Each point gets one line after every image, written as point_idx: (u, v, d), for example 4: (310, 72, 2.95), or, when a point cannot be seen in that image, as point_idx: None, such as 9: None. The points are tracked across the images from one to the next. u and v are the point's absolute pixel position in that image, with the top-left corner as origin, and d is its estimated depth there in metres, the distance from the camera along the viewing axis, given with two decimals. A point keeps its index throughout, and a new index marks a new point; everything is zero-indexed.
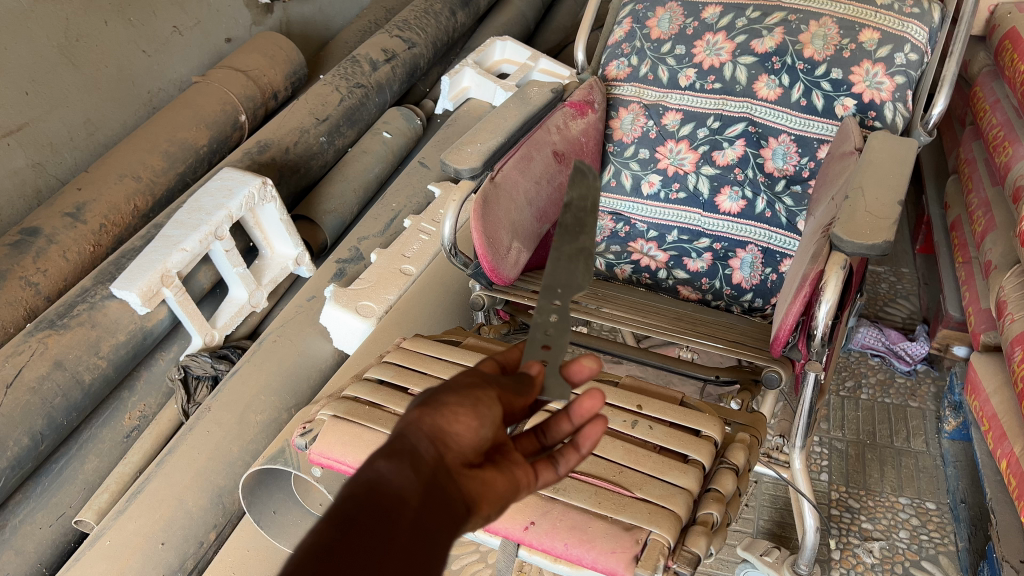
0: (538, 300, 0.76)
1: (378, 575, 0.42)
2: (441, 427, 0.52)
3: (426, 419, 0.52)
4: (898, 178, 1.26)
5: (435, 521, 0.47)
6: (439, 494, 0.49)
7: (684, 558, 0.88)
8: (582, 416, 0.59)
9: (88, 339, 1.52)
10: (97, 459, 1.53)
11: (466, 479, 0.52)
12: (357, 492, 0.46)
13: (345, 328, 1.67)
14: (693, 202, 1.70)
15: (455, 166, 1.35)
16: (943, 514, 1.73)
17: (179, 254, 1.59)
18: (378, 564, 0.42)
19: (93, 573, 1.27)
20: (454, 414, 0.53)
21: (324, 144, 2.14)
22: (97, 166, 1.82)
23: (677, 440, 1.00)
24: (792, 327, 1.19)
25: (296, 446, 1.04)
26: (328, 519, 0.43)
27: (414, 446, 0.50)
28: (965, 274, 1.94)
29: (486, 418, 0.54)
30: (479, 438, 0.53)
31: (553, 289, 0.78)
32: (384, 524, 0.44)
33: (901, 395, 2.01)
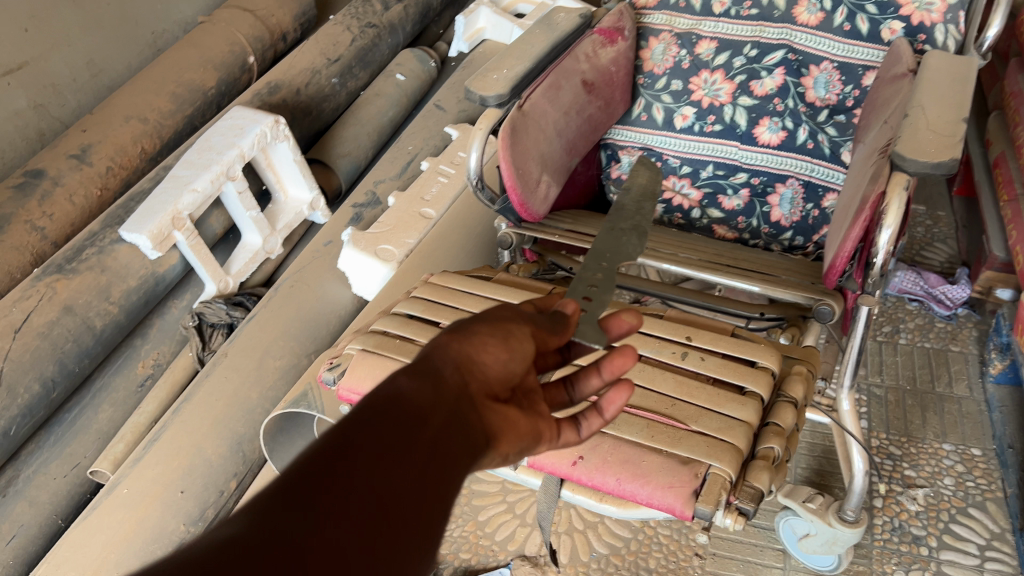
0: (584, 261, 0.74)
1: (386, 480, 0.42)
2: (469, 355, 0.54)
3: (456, 345, 0.54)
4: (961, 98, 1.15)
5: (459, 438, 0.49)
6: (461, 414, 0.50)
7: (746, 494, 0.81)
8: (611, 373, 0.60)
9: (98, 284, 1.45)
10: (112, 409, 1.48)
11: (489, 410, 0.53)
12: (378, 401, 0.47)
13: (365, 272, 1.60)
14: (729, 135, 1.60)
15: (480, 93, 1.26)
16: (989, 460, 1.66)
17: (189, 195, 1.51)
18: (388, 470, 0.43)
19: (110, 522, 1.22)
20: (483, 344, 0.55)
21: (336, 86, 2.05)
22: (102, 107, 1.74)
23: (732, 371, 0.92)
24: (849, 255, 1.11)
25: (323, 381, 0.98)
26: (337, 426, 0.44)
27: (438, 367, 0.52)
28: (1011, 213, 1.85)
29: (515, 353, 0.56)
30: (506, 371, 0.55)
31: (600, 255, 0.77)
32: (400, 435, 0.45)
33: (941, 340, 1.94)
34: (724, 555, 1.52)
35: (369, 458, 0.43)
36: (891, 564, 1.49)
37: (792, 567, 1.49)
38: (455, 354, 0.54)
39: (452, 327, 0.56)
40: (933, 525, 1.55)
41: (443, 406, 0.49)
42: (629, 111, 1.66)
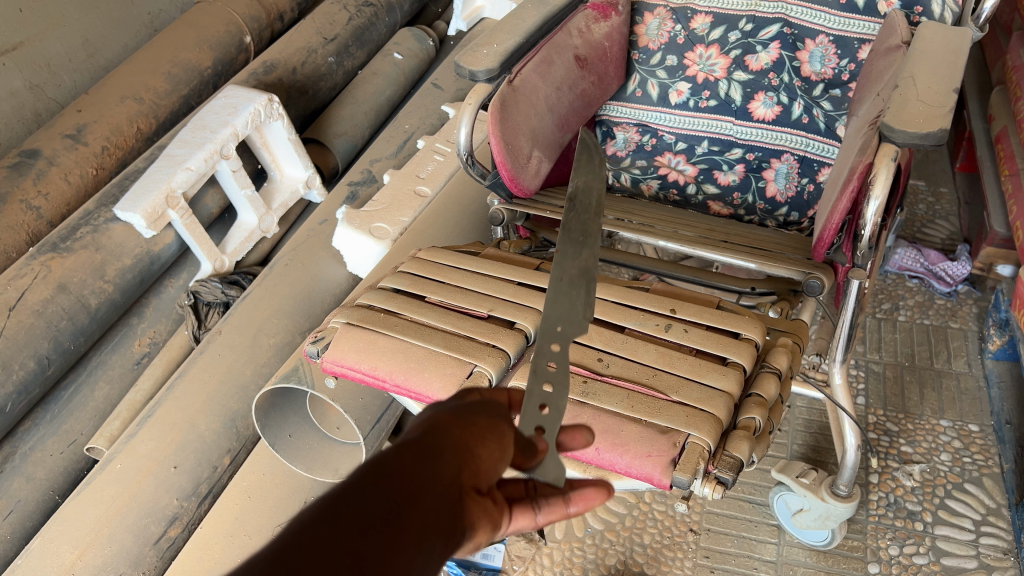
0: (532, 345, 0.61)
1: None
2: (467, 444, 0.45)
3: (450, 433, 0.46)
4: (954, 69, 1.14)
5: (447, 532, 0.40)
6: (452, 508, 0.42)
7: (726, 463, 0.81)
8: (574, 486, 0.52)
9: (92, 262, 1.46)
10: (108, 386, 1.49)
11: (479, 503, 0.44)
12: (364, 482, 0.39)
13: (359, 250, 1.60)
14: (724, 110, 1.58)
15: (470, 68, 1.25)
16: (987, 436, 1.66)
17: (183, 173, 1.52)
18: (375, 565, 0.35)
19: (104, 497, 1.23)
20: (481, 434, 0.46)
21: (333, 65, 2.05)
22: (98, 87, 1.74)
23: (715, 342, 0.92)
24: (837, 227, 1.11)
25: (307, 354, 0.98)
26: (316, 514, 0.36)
27: (433, 454, 0.43)
28: (1012, 188, 1.83)
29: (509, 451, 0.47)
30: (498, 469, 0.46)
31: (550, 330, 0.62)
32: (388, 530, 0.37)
33: (941, 317, 1.93)
34: (718, 530, 1.52)
35: (338, 556, 0.35)
36: (886, 539, 1.49)
37: (785, 542, 1.50)
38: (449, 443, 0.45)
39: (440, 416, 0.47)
40: (929, 501, 1.55)
41: (432, 495, 0.41)
42: (624, 87, 1.63)
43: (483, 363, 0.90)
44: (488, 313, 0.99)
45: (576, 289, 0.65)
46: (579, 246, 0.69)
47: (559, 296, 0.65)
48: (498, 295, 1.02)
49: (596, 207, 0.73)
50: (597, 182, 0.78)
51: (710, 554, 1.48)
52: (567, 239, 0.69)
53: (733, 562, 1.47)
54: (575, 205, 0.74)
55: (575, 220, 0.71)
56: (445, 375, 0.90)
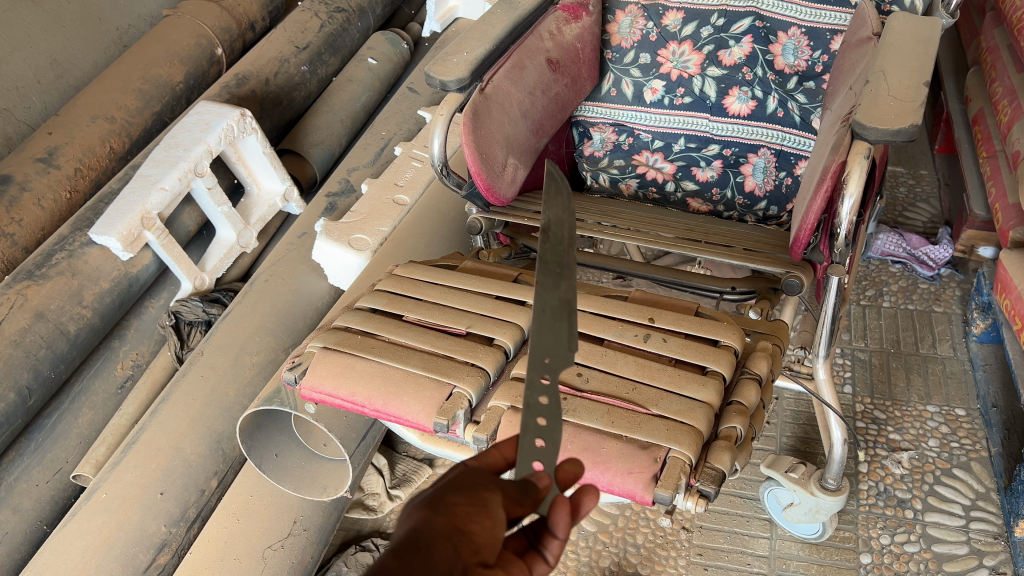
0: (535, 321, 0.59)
1: None
2: (454, 526, 0.42)
3: (439, 516, 0.43)
4: (924, 60, 1.13)
5: None
6: None
7: (708, 476, 0.81)
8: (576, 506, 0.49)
9: (69, 288, 1.45)
10: (93, 412, 1.48)
11: None
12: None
13: (338, 262, 1.59)
14: (699, 107, 1.57)
15: (441, 78, 1.22)
16: (974, 421, 1.66)
17: (158, 194, 1.50)
18: None
19: (91, 527, 1.23)
20: (469, 512, 0.43)
21: (306, 74, 2.03)
22: (68, 108, 1.72)
23: (694, 351, 0.92)
24: (813, 226, 1.11)
25: (285, 381, 0.97)
26: None
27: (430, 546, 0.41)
28: (990, 169, 1.84)
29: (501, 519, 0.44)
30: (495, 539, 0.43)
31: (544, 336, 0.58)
32: None
33: (925, 301, 1.93)
34: (710, 527, 1.52)
35: None
36: (877, 528, 1.49)
37: (777, 536, 1.50)
38: (439, 527, 0.42)
39: (427, 498, 0.44)
40: (918, 488, 1.55)
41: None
42: (598, 87, 1.62)
43: (462, 384, 0.90)
44: (466, 329, 0.98)
45: (558, 320, 0.59)
46: (556, 278, 0.61)
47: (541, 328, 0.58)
48: (476, 310, 1.02)
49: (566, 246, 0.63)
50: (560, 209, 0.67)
51: (703, 551, 1.48)
52: (543, 270, 0.61)
53: (726, 559, 1.47)
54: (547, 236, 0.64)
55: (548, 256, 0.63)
56: (423, 398, 0.90)
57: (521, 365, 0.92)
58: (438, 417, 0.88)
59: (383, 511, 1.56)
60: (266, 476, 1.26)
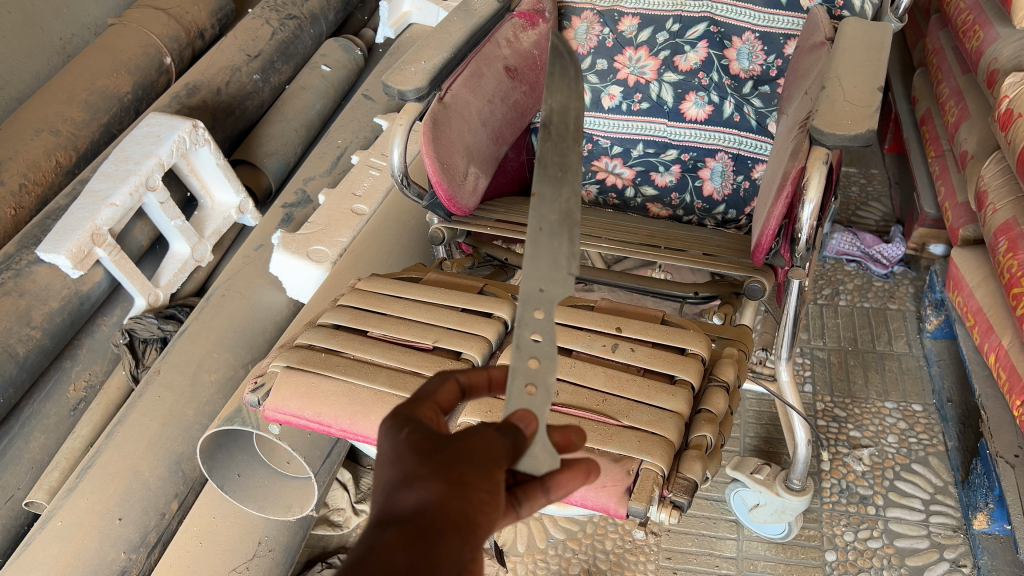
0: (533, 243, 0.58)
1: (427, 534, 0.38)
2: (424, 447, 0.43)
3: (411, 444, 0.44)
4: (877, 66, 1.14)
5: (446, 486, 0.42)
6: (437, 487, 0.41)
7: (680, 487, 0.82)
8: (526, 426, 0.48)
9: (17, 309, 1.40)
10: (45, 436, 1.44)
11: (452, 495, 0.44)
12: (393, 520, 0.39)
13: (298, 275, 1.57)
14: (656, 112, 1.56)
15: (399, 88, 1.20)
16: (930, 415, 1.70)
17: (108, 210, 1.46)
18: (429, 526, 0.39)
19: (46, 557, 1.19)
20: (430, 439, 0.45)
21: (259, 82, 2.00)
22: (10, 120, 1.66)
23: (662, 361, 0.92)
24: (774, 232, 1.12)
25: (249, 403, 0.96)
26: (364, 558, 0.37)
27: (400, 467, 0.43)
28: (939, 168, 1.88)
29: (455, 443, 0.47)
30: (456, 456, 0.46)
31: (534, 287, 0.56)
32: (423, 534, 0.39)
33: (880, 299, 1.97)
34: (679, 531, 1.53)
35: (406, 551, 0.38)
36: (841, 525, 1.51)
37: (745, 536, 1.51)
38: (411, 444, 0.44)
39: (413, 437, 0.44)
40: (879, 484, 1.58)
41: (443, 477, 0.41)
42: None
43: None
44: (433, 344, 0.97)
45: (559, 240, 0.59)
46: (558, 185, 0.63)
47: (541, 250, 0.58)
48: (442, 324, 1.00)
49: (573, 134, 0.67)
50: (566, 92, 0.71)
51: (671, 555, 1.49)
52: (544, 178, 0.63)
53: (695, 562, 1.47)
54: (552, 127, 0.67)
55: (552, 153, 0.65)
56: None
57: None
58: None
59: (349, 526, 1.54)
60: (228, 496, 1.23)
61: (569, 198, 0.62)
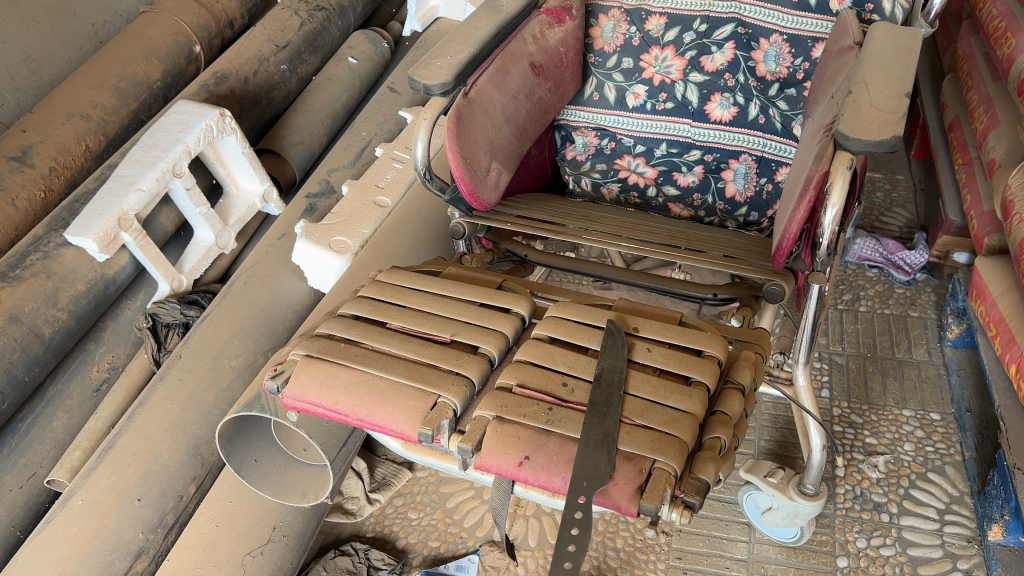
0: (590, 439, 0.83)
1: None
2: None
3: None
4: (906, 71, 1.13)
5: None
6: None
7: (693, 487, 0.82)
8: None
9: (44, 290, 1.43)
10: (67, 416, 1.47)
11: None
12: None
13: (319, 265, 1.58)
14: (681, 112, 1.55)
15: (424, 82, 1.21)
16: (948, 424, 1.68)
17: (135, 195, 1.48)
18: None
19: (65, 535, 1.22)
20: None
21: (286, 73, 2.01)
22: (42, 105, 1.68)
23: (678, 362, 0.93)
24: (795, 236, 1.12)
25: (267, 389, 0.96)
26: None
27: None
28: (965, 176, 1.86)
29: None
30: None
31: (578, 482, 0.80)
32: None
33: (901, 306, 1.96)
34: (690, 531, 1.53)
35: None
36: (853, 532, 1.51)
37: (756, 539, 1.51)
38: None
39: None
40: (894, 492, 1.57)
41: None
42: (581, 91, 1.59)
43: (447, 393, 0.90)
44: (451, 337, 0.98)
45: (600, 450, 0.82)
46: (602, 416, 0.85)
47: (585, 458, 0.81)
48: (460, 318, 1.01)
49: (619, 383, 0.89)
50: (619, 352, 0.93)
51: (682, 555, 1.49)
52: (593, 411, 0.86)
53: (705, 562, 1.47)
54: (601, 380, 0.90)
55: (600, 393, 0.88)
56: (409, 407, 0.89)
57: (506, 374, 0.91)
58: (423, 426, 0.87)
59: (362, 514, 1.56)
60: (246, 481, 1.25)
61: (613, 421, 0.85)
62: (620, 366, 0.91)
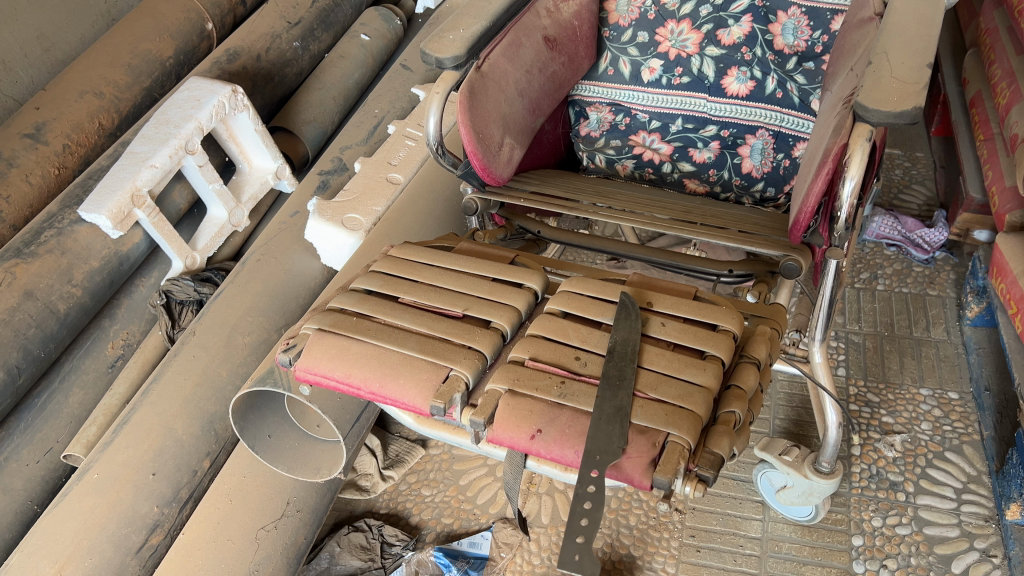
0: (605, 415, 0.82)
1: None
2: None
3: None
4: (928, 41, 1.10)
5: None
6: None
7: (707, 461, 0.81)
8: None
9: (59, 267, 1.43)
10: (83, 391, 1.48)
11: None
12: None
13: (332, 242, 1.59)
14: (697, 87, 1.53)
15: (437, 56, 1.19)
16: (966, 404, 1.67)
17: (148, 171, 1.48)
18: None
19: (81, 508, 1.23)
20: None
21: (298, 50, 2.00)
22: (55, 82, 1.68)
23: (693, 336, 0.92)
24: (813, 209, 1.10)
25: (280, 363, 0.96)
26: None
27: None
28: (987, 152, 1.83)
29: None
30: None
31: (592, 455, 0.79)
32: None
33: (919, 284, 1.93)
34: (703, 509, 1.52)
35: None
36: (869, 511, 1.50)
37: (770, 518, 1.50)
38: None
39: None
40: (910, 471, 1.56)
41: None
42: (596, 66, 1.58)
43: (459, 367, 0.89)
44: (463, 312, 0.97)
45: (613, 424, 0.81)
46: (616, 390, 0.85)
47: (599, 432, 0.80)
48: (473, 293, 1.00)
49: (632, 357, 0.88)
50: (632, 326, 0.92)
51: (695, 533, 1.49)
52: (606, 384, 0.85)
53: (719, 541, 1.47)
54: (614, 354, 0.89)
55: (613, 367, 0.87)
56: (421, 381, 0.89)
57: (518, 348, 0.91)
58: (435, 399, 0.86)
59: (376, 491, 1.57)
60: (259, 456, 1.25)
61: (626, 395, 0.84)
62: (633, 340, 0.90)
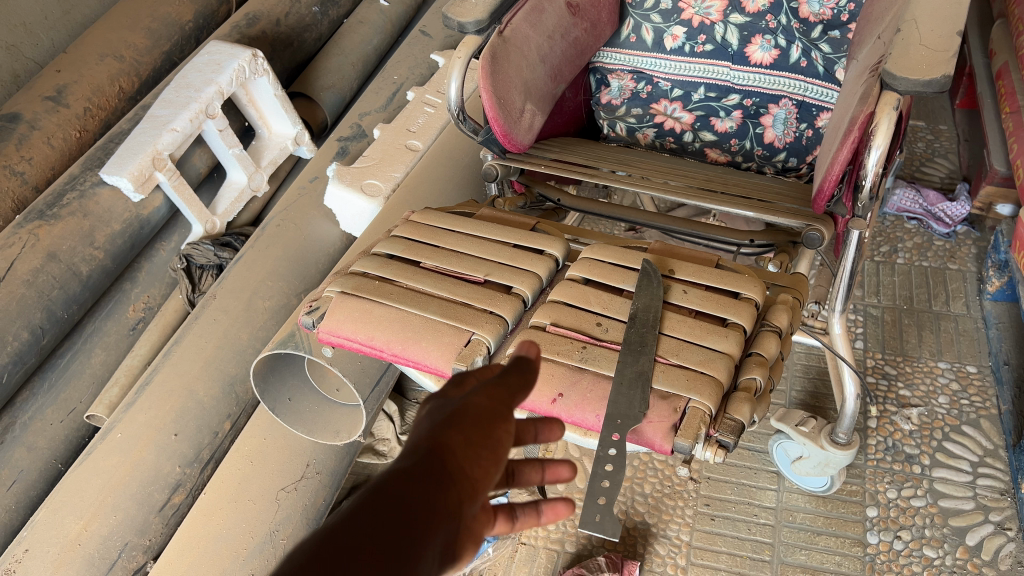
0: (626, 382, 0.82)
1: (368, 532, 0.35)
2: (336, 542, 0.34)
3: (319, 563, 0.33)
4: (958, 8, 1.08)
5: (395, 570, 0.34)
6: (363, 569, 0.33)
7: (727, 427, 0.81)
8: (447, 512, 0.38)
9: (81, 229, 1.44)
10: (105, 353, 1.49)
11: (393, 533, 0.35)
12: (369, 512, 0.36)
13: (351, 208, 1.59)
14: (720, 55, 1.51)
15: (458, 19, 1.22)
16: (985, 377, 1.66)
17: (169, 135, 1.48)
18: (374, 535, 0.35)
19: (104, 467, 1.25)
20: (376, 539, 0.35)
21: (317, 15, 1.99)
22: (76, 45, 1.68)
23: (715, 303, 0.91)
24: (837, 178, 1.09)
25: (303, 325, 0.97)
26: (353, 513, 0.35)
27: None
28: (1013, 125, 1.80)
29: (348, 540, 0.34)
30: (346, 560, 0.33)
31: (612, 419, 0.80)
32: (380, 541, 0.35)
33: (940, 258, 1.92)
34: (718, 479, 1.53)
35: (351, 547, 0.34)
36: (884, 482, 1.50)
37: (785, 488, 1.51)
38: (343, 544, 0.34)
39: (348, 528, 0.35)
40: (926, 444, 1.56)
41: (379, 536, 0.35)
42: (618, 33, 1.55)
43: (481, 331, 0.90)
44: (485, 278, 0.97)
45: (634, 389, 0.81)
46: (637, 355, 0.85)
47: (620, 396, 0.81)
48: (494, 258, 1.01)
49: (654, 324, 0.88)
50: (654, 293, 0.92)
51: (710, 502, 1.49)
52: (628, 349, 0.85)
53: (734, 510, 1.48)
54: (636, 320, 0.89)
55: (634, 333, 0.87)
56: (443, 344, 0.90)
57: (540, 313, 0.91)
58: (457, 362, 0.87)
59: (393, 456, 1.58)
60: (279, 419, 1.27)
61: (648, 360, 0.84)
62: (655, 306, 0.90)
